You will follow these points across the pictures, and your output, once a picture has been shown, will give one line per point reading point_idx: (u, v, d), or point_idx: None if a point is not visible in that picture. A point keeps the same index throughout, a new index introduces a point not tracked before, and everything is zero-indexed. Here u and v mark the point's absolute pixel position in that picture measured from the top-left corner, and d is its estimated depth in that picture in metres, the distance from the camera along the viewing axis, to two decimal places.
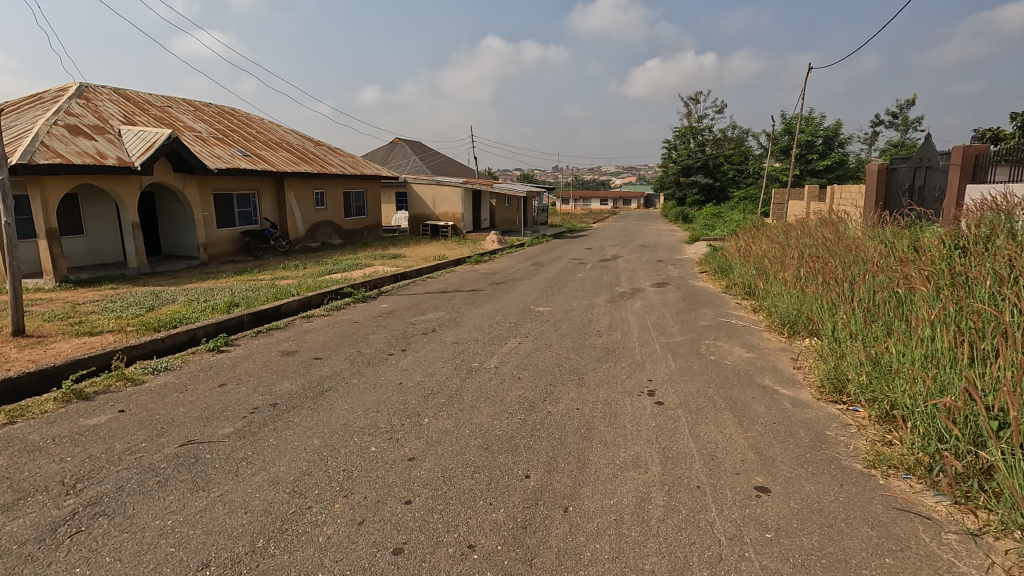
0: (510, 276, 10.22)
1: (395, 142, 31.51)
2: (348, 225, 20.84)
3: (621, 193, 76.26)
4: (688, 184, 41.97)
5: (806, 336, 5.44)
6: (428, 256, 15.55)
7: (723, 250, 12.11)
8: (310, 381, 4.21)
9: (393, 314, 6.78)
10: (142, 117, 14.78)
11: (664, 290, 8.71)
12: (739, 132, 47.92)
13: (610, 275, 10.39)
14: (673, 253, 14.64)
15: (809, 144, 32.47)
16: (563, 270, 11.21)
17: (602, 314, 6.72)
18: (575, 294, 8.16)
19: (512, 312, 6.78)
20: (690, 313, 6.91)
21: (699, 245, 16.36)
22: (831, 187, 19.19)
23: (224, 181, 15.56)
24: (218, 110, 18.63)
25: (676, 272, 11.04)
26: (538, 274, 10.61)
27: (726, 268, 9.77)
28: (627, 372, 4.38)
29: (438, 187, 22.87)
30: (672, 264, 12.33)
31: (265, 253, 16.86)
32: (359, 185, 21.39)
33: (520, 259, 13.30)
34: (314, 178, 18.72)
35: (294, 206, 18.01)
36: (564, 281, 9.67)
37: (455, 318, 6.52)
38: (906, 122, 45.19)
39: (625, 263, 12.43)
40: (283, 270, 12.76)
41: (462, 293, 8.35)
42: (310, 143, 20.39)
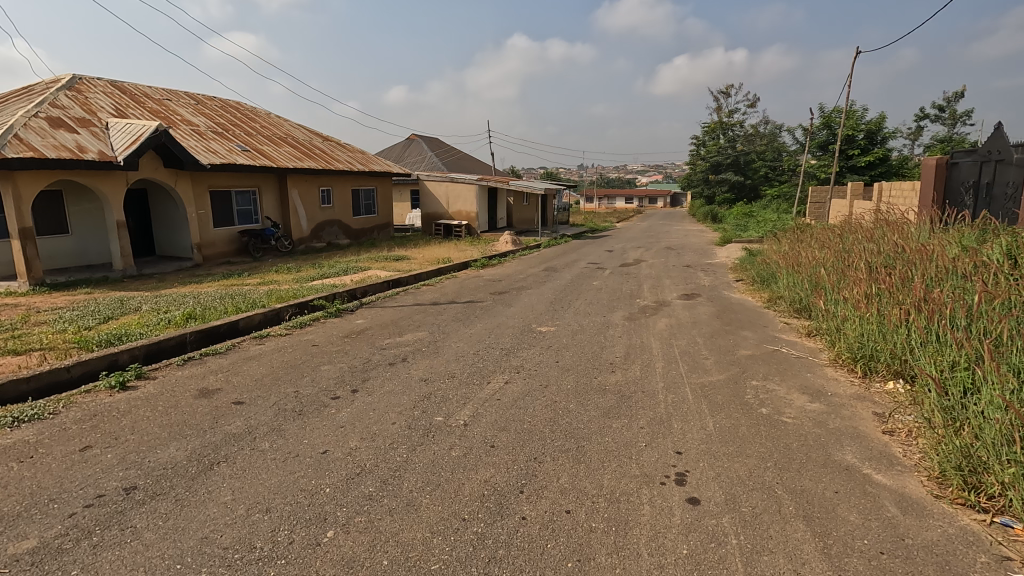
0: (516, 284, 9.02)
1: (411, 138, 30.56)
2: (356, 224, 19.89)
3: (647, 192, 74.29)
4: (717, 181, 40.04)
5: (890, 379, 4.08)
6: (434, 258, 14.43)
7: (761, 254, 10.69)
8: (208, 443, 3.08)
9: (365, 334, 5.64)
10: (135, 110, 14.01)
11: (695, 303, 7.38)
12: (772, 128, 45.75)
13: (631, 283, 9.09)
14: (703, 257, 13.23)
15: (850, 139, 30.42)
16: (577, 277, 9.94)
17: (618, 337, 5.47)
18: (587, 308, 6.91)
19: (508, 334, 5.58)
20: (728, 336, 5.58)
21: (731, 248, 14.90)
22: (880, 186, 17.48)
23: (221, 178, 14.70)
24: (221, 104, 17.87)
25: (707, 280, 9.67)
26: (549, 281, 9.35)
27: (768, 277, 8.37)
28: (646, 436, 3.13)
29: (452, 184, 21.75)
30: (701, 271, 10.92)
31: (265, 253, 15.98)
32: (369, 183, 20.43)
33: (531, 264, 12.07)
34: (320, 175, 17.79)
35: (297, 205, 17.11)
36: (577, 290, 8.41)
37: (437, 340, 5.35)
38: (954, 116, 42.44)
39: (649, 269, 11.10)
40: (274, 274, 11.79)
41: (456, 305, 7.18)
42: (317, 139, 19.50)
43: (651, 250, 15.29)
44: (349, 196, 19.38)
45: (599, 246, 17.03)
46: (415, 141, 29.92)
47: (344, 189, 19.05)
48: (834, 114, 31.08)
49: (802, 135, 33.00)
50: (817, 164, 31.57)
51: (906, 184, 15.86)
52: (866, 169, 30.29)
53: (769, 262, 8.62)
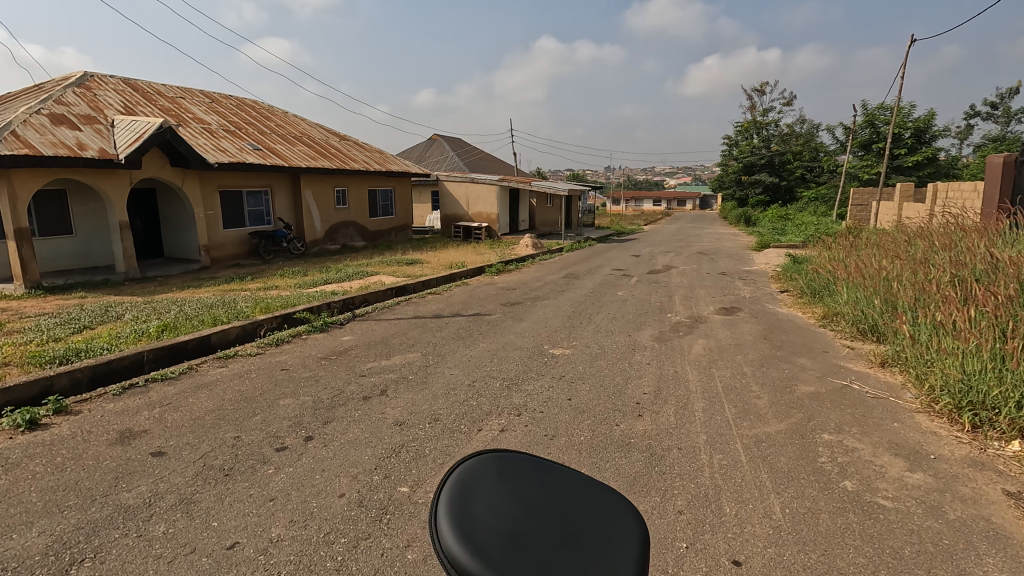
0: (531, 294, 8.12)
1: (433, 138, 29.96)
2: (373, 226, 19.28)
3: (676, 194, 72.51)
4: (750, 182, 38.34)
5: (1014, 439, 3.06)
6: (450, 262, 13.67)
7: (808, 262, 9.56)
8: (89, 522, 2.28)
9: (347, 355, 4.84)
10: (145, 108, 13.61)
11: (736, 319, 6.37)
12: (809, 126, 43.74)
13: (661, 294, 8.13)
14: (740, 264, 12.13)
15: (896, 137, 28.54)
16: (601, 286, 9.01)
17: (647, 364, 4.54)
18: (610, 324, 5.99)
19: (514, 357, 4.70)
20: (782, 364, 4.59)
21: (770, 253, 13.73)
22: (934, 186, 15.97)
23: (231, 177, 14.22)
24: (236, 102, 17.49)
25: (746, 290, 8.61)
26: (569, 290, 8.43)
27: (820, 289, 7.29)
28: (688, 531, 2.21)
29: (472, 185, 20.99)
30: (740, 280, 9.83)
31: (277, 255, 15.47)
32: (386, 183, 19.83)
33: (551, 270, 11.15)
34: (334, 175, 17.21)
35: (311, 205, 16.57)
36: (600, 301, 7.48)
37: (429, 365, 4.52)
38: (1009, 113, 39.80)
39: (680, 276, 10.10)
40: (279, 278, 11.17)
41: (461, 319, 6.34)
42: (333, 138, 18.98)
43: (682, 256, 14.20)
44: (365, 197, 18.78)
45: (625, 250, 16.00)
46: (437, 141, 29.32)
47: (360, 189, 18.49)
48: (878, 111, 29.26)
49: (843, 134, 31.19)
50: (860, 164, 29.77)
51: (966, 184, 14.38)
52: (913, 169, 28.42)
53: (821, 271, 7.53)
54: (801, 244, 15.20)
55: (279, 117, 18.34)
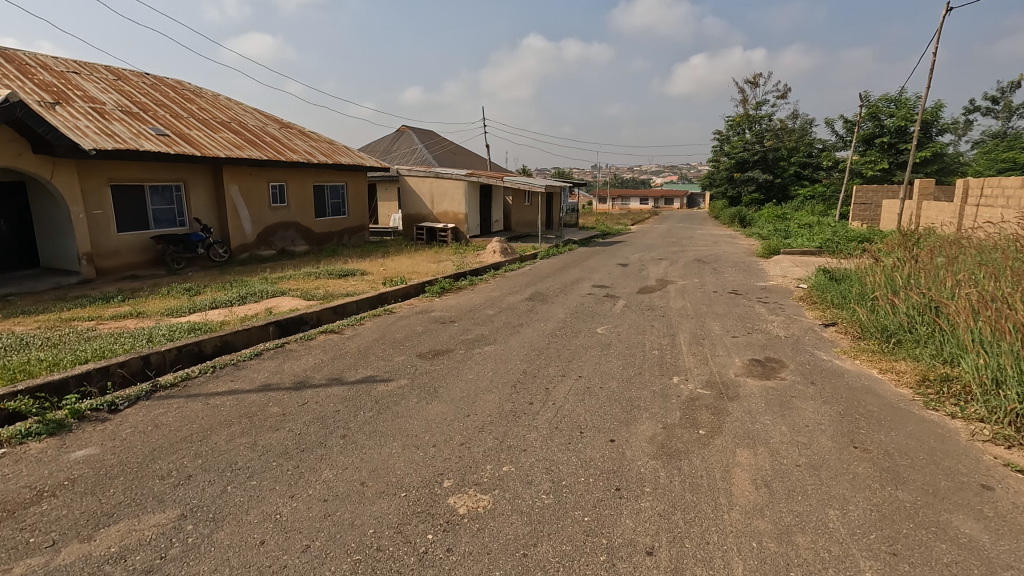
0: (471, 332, 5.66)
1: (401, 130, 27.28)
2: (319, 227, 16.69)
3: (663, 193, 70.47)
4: (743, 180, 36.15)
5: None
6: (394, 274, 11.11)
7: (850, 279, 7.16)
8: None
9: (18, 518, 2.32)
10: (11, 81, 10.92)
11: (780, 390, 3.96)
12: (803, 122, 41.66)
13: (655, 331, 5.71)
14: (752, 278, 9.76)
15: (900, 132, 26.49)
16: (575, 314, 6.56)
17: (645, 552, 2.08)
18: (578, 407, 3.55)
19: (362, 533, 2.20)
20: (933, 546, 2.16)
21: (785, 263, 11.35)
22: (967, 183, 13.74)
23: (127, 169, 11.56)
24: (150, 81, 14.81)
25: (773, 322, 6.22)
26: (527, 325, 5.99)
27: (899, 334, 4.86)
28: None
29: (437, 180, 18.43)
30: (758, 303, 7.44)
31: (192, 263, 12.83)
32: (336, 178, 17.22)
33: (512, 287, 8.70)
34: (268, 168, 14.60)
35: (239, 204, 13.99)
36: (568, 347, 5.04)
37: (157, 569, 1.99)
38: (1010, 108, 37.94)
39: (681, 298, 7.68)
40: (158, 298, 8.55)
41: (331, 392, 3.84)
42: (271, 126, 16.35)
43: (678, 266, 11.79)
44: (309, 194, 16.19)
45: (609, 257, 13.57)
46: (405, 133, 26.68)
47: (302, 185, 15.89)
48: (880, 103, 27.20)
49: (843, 127, 29.11)
50: (862, 160, 27.72)
51: (1010, 182, 12.13)
52: (919, 166, 26.46)
53: (894, 304, 5.10)
54: (817, 251, 12.85)
55: (205, 100, 15.70)
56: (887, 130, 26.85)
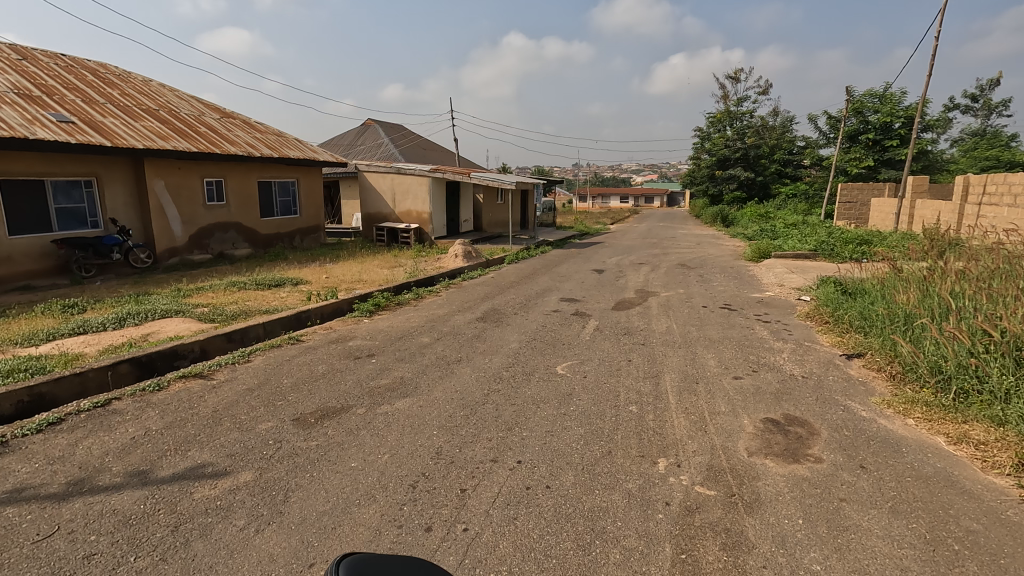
0: (388, 375, 4.23)
1: (367, 123, 25.59)
2: (265, 228, 15.07)
3: (644, 192, 69.58)
4: (725, 178, 35.17)
5: None
6: (335, 283, 9.59)
7: (869, 296, 5.90)
8: None
9: None
10: None
11: (819, 485, 2.59)
12: (784, 119, 40.88)
13: (632, 368, 4.34)
14: (745, 288, 8.49)
15: (886, 128, 25.68)
16: (531, 342, 5.17)
17: None
18: (503, 540, 2.13)
19: None
20: None
21: (780, 270, 10.10)
22: (969, 178, 12.68)
23: (19, 160, 9.87)
24: (64, 63, 13.04)
25: (781, 352, 4.90)
26: (467, 360, 4.58)
27: (963, 380, 3.52)
28: None
29: (399, 176, 16.90)
30: (758, 322, 6.14)
31: (106, 270, 11.15)
32: (284, 173, 15.58)
33: (464, 303, 7.29)
34: (201, 161, 12.93)
35: (165, 202, 12.32)
36: (512, 401, 3.64)
37: None
38: (989, 105, 37.60)
39: (664, 316, 6.35)
40: (28, 317, 6.94)
41: (110, 506, 2.37)
42: (209, 115, 14.65)
43: (659, 272, 10.49)
44: (252, 191, 14.54)
45: (583, 262, 12.21)
46: (371, 127, 25.00)
47: (244, 181, 14.23)
48: (865, 98, 26.38)
49: (826, 124, 28.27)
50: (847, 157, 26.89)
51: (1019, 178, 11.06)
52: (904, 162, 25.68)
53: (949, 336, 3.78)
54: (811, 254, 11.66)
55: (130, 85, 13.94)
56: (872, 126, 26.06)
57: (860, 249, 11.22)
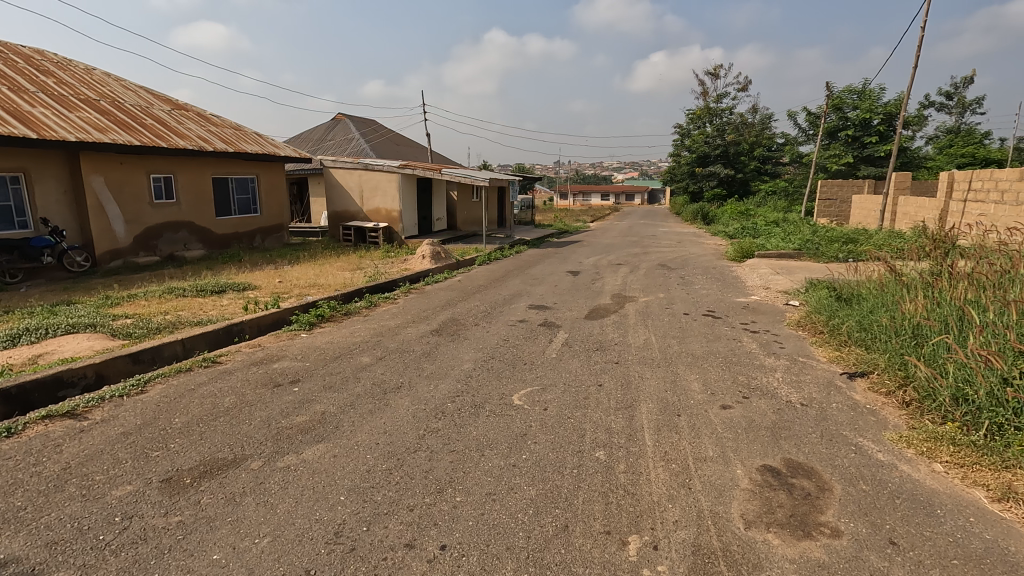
0: (308, 409, 3.48)
1: (337, 118, 24.58)
2: (222, 228, 14.13)
3: (625, 189, 69.34)
4: (705, 175, 34.87)
5: None
6: (286, 289, 8.77)
7: (865, 303, 5.32)
8: None
9: None
10: None
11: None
12: (764, 115, 40.75)
13: (601, 396, 3.66)
14: (728, 291, 7.90)
15: (865, 124, 25.52)
16: (489, 361, 4.46)
17: None
18: None
19: None
20: None
21: (764, 271, 9.56)
22: (954, 174, 12.30)
23: None
24: None
25: (772, 371, 4.26)
26: (407, 388, 3.85)
27: (997, 414, 2.90)
28: None
29: (366, 172, 16.04)
30: (745, 333, 5.52)
31: (36, 275, 10.16)
32: (242, 169, 14.62)
33: (422, 311, 6.55)
34: (146, 156, 11.95)
35: (106, 200, 11.34)
36: (450, 446, 2.92)
37: None
38: (964, 103, 37.87)
39: (641, 326, 5.70)
40: None
41: None
42: (157, 106, 13.62)
43: (638, 273, 9.87)
44: (206, 188, 13.58)
45: (559, 263, 11.54)
46: (342, 121, 24.02)
47: (196, 177, 13.26)
48: (844, 95, 26.19)
49: (805, 120, 28.03)
50: (826, 153, 26.68)
51: (1008, 174, 10.67)
52: (883, 159, 25.51)
53: (975, 357, 3.17)
54: (796, 254, 11.15)
55: (69, 73, 12.86)
56: (851, 123, 25.87)
57: (846, 248, 10.73)
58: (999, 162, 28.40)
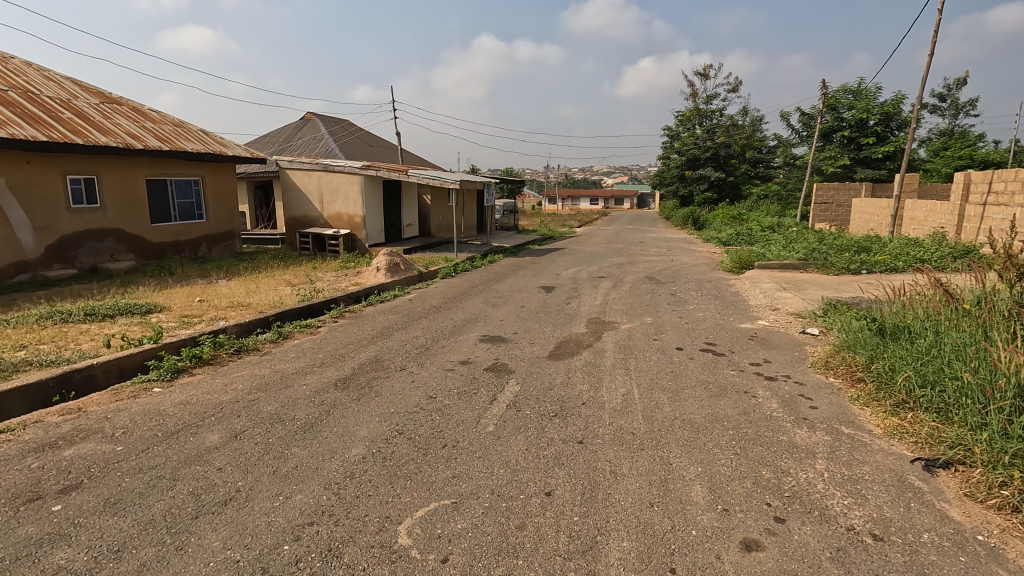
0: (35, 564, 2.01)
1: (306, 117, 23.02)
2: (158, 236, 12.59)
3: (614, 193, 68.23)
4: (695, 178, 33.67)
5: None
6: (199, 314, 7.29)
7: (918, 340, 3.95)
8: None
9: None
10: None
11: None
12: (754, 118, 39.64)
13: (543, 523, 2.24)
14: (728, 314, 6.55)
15: (861, 124, 24.49)
16: (391, 439, 3.05)
17: None
18: None
19: None
20: None
21: (768, 287, 8.23)
22: (972, 174, 11.06)
23: None
24: None
25: (808, 457, 2.85)
26: (238, 504, 2.40)
27: None
28: None
29: (327, 174, 14.57)
30: (759, 380, 4.12)
31: None
32: (183, 171, 13.10)
33: (341, 347, 5.10)
34: (60, 154, 10.40)
35: (8, 204, 9.74)
36: None
37: None
38: (957, 104, 36.97)
39: (620, 371, 4.30)
40: None
41: None
42: (83, 99, 12.08)
43: (622, 289, 8.50)
44: (138, 191, 12.04)
45: (534, 276, 10.15)
46: (311, 121, 22.48)
47: (125, 179, 11.72)
48: (839, 94, 25.15)
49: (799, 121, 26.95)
50: (822, 155, 25.59)
51: None
52: (880, 162, 24.45)
53: None
54: (801, 265, 9.84)
55: None
56: (848, 123, 24.81)
57: (858, 258, 9.45)
58: (997, 165, 27.46)
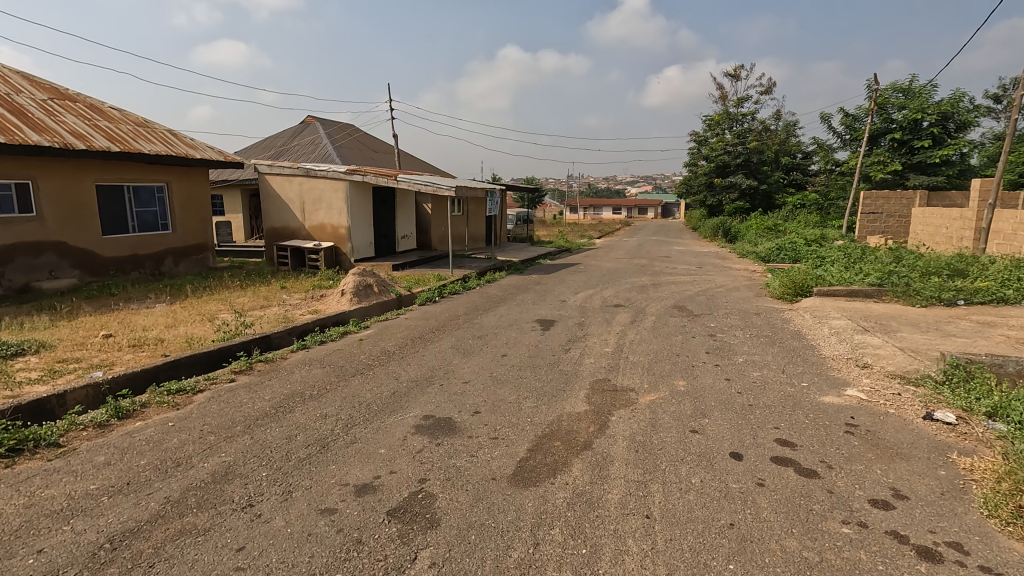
0: None
1: (306, 121, 21.53)
2: (111, 250, 11.05)
3: (637, 202, 65.90)
4: (725, 186, 31.31)
5: None
6: (81, 358, 5.53)
7: None
8: None
9: None
10: None
11: None
12: (787, 122, 37.13)
13: None
14: (796, 375, 4.52)
15: (914, 126, 22.02)
16: None
17: None
18: None
19: None
20: None
21: (840, 325, 6.15)
22: None
23: None
24: None
25: None
26: None
27: None
28: None
29: (309, 179, 12.91)
30: (907, 564, 2.09)
31: None
32: (144, 176, 11.57)
33: (193, 441, 3.22)
34: None
35: None
36: None
37: None
38: (1014, 106, 33.85)
39: (630, 519, 2.35)
40: None
41: None
42: (26, 94, 10.65)
43: (643, 324, 6.52)
44: (86, 197, 10.52)
45: (535, 302, 8.23)
46: (311, 124, 20.99)
47: (69, 184, 10.20)
48: (888, 93, 22.78)
49: (842, 123, 24.55)
50: (868, 160, 23.14)
51: None
52: (936, 168, 21.88)
53: None
54: (874, 293, 7.73)
55: None
56: (898, 125, 22.36)
57: (951, 284, 7.27)
58: None
